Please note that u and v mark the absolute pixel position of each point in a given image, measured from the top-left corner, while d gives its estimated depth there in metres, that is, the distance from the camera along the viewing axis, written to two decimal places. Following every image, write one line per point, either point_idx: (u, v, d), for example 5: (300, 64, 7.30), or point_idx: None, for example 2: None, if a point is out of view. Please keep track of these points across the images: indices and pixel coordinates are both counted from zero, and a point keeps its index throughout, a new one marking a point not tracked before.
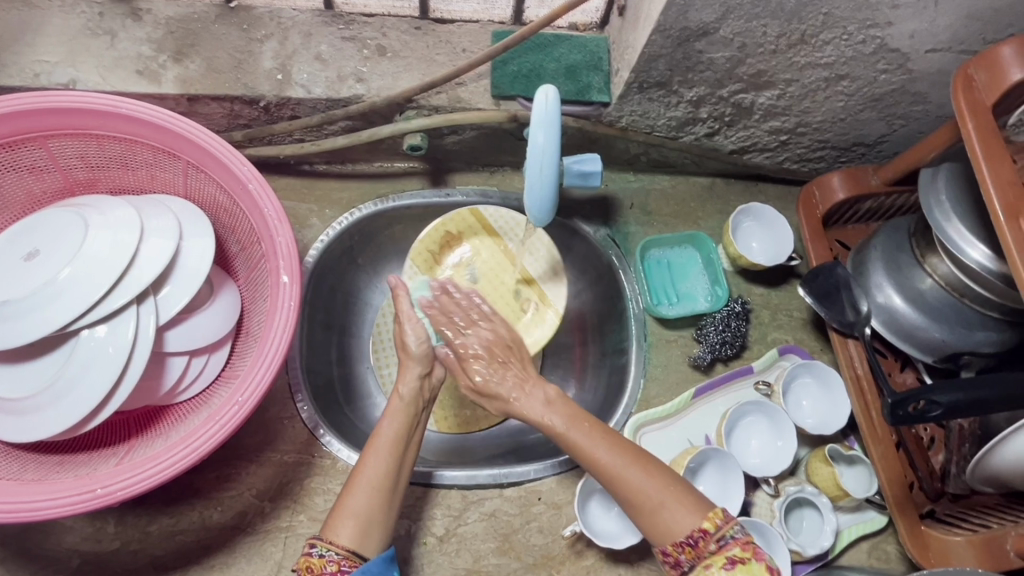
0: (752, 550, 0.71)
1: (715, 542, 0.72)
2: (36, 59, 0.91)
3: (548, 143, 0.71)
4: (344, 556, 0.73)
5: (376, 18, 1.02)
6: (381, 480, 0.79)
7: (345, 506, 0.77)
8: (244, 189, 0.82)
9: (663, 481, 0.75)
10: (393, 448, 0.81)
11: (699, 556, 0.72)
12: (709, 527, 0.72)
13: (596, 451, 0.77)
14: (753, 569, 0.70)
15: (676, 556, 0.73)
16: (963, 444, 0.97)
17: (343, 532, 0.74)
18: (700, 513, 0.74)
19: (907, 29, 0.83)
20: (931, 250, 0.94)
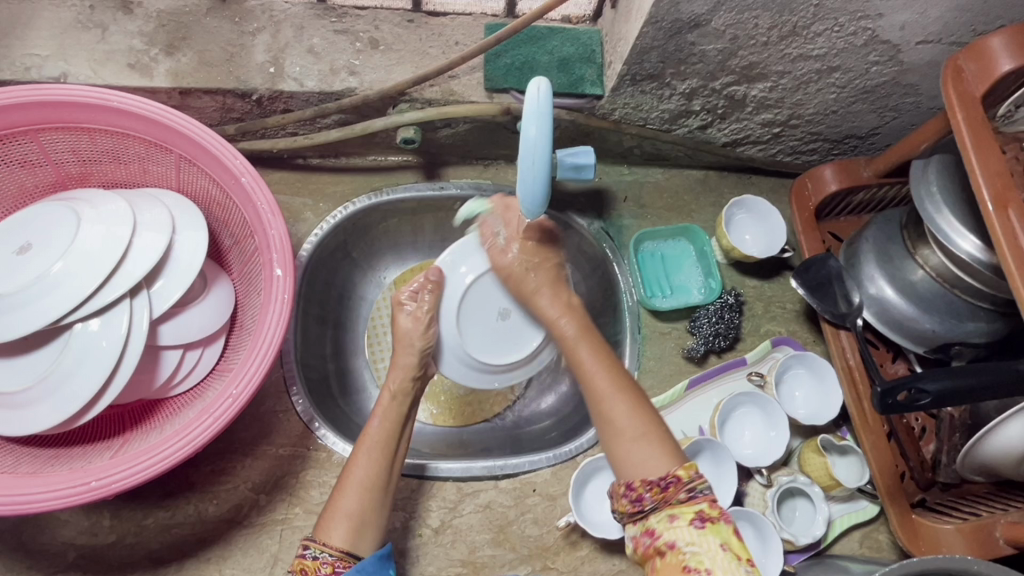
0: (720, 509, 0.68)
1: (686, 492, 0.68)
2: (26, 53, 0.91)
3: (539, 135, 0.72)
4: (338, 557, 0.75)
5: (368, 11, 1.02)
6: (369, 478, 0.81)
7: (337, 507, 0.79)
8: (237, 183, 0.82)
9: (643, 415, 0.77)
10: (382, 447, 0.84)
11: (666, 501, 0.68)
12: (682, 476, 0.69)
13: (595, 378, 0.81)
14: (722, 530, 0.66)
15: (639, 492, 0.70)
16: (952, 434, 0.97)
17: (337, 532, 0.77)
18: (671, 457, 0.72)
19: (899, 20, 0.83)
20: (922, 240, 0.95)
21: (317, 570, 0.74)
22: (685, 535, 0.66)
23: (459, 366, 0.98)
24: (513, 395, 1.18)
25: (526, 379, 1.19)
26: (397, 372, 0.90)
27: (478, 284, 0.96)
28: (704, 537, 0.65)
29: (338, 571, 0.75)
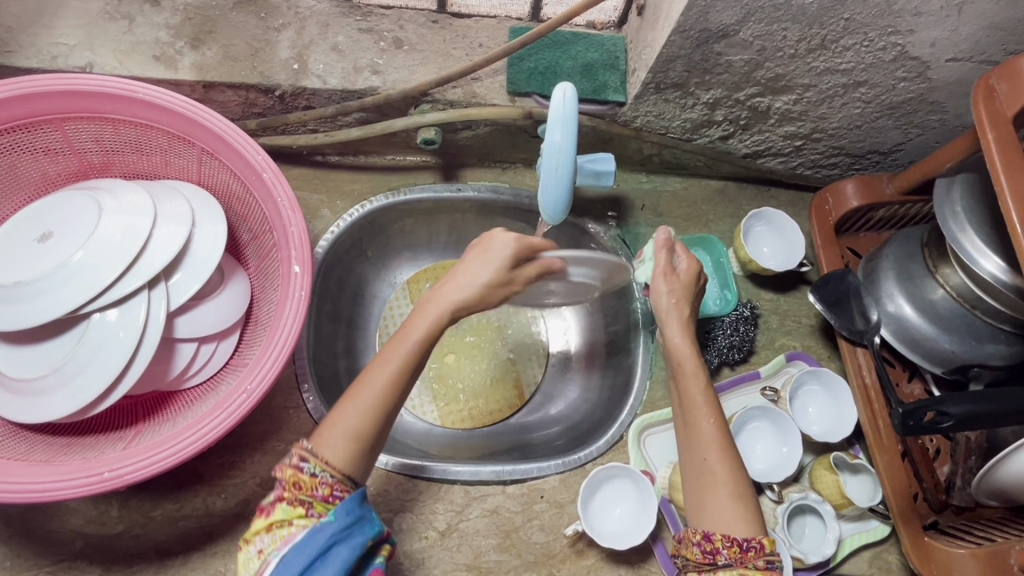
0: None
1: (765, 560, 0.68)
2: (53, 42, 0.91)
3: (565, 141, 0.72)
4: (336, 480, 0.65)
5: (394, 10, 1.02)
6: (382, 399, 0.68)
7: (340, 416, 0.68)
8: (258, 178, 0.82)
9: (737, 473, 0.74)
10: (408, 367, 0.70)
11: (742, 560, 0.68)
12: (766, 545, 0.68)
13: (704, 422, 0.77)
14: None
15: (716, 545, 0.69)
16: (968, 457, 0.95)
17: (332, 445, 0.66)
18: (756, 527, 0.70)
19: (929, 37, 0.82)
20: (943, 260, 0.93)
21: (313, 490, 0.64)
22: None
23: None
24: (522, 400, 1.17)
25: (536, 385, 1.19)
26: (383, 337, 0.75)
27: None
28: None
29: (336, 496, 0.65)
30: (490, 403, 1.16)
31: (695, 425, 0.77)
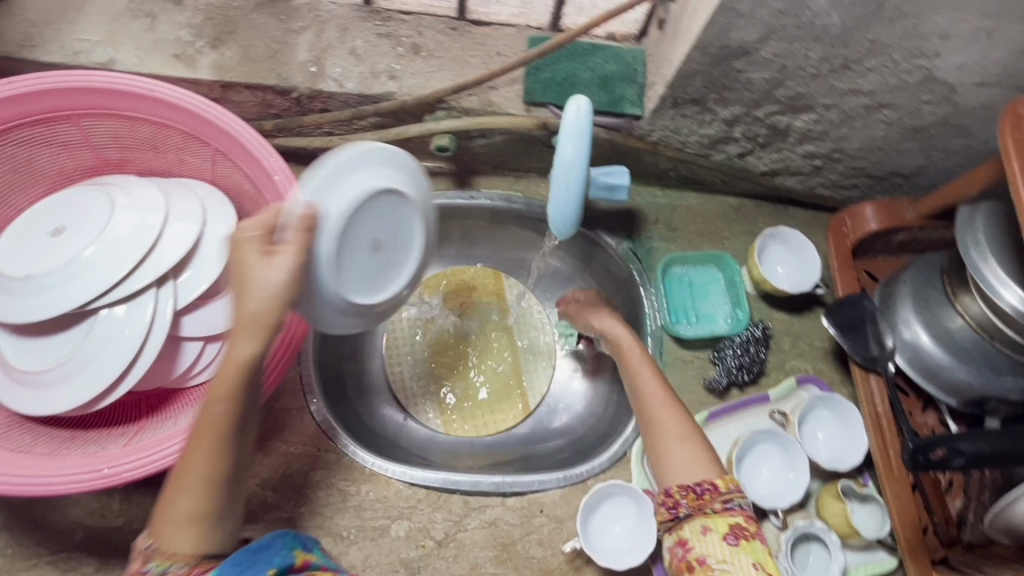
0: (754, 525, 0.73)
1: (722, 502, 0.74)
2: (76, 37, 0.92)
3: (577, 153, 0.71)
4: (194, 565, 0.62)
5: (413, 16, 1.02)
6: (210, 477, 0.61)
7: (173, 506, 0.61)
8: (269, 180, 0.82)
9: (685, 424, 0.83)
10: (222, 437, 0.61)
11: (700, 508, 0.74)
12: (719, 486, 0.75)
13: (647, 381, 0.88)
14: (756, 550, 0.71)
15: (675, 499, 0.75)
16: (981, 492, 0.93)
17: (177, 539, 0.61)
18: (712, 469, 0.78)
19: (956, 61, 0.80)
20: (963, 288, 0.91)
21: None
22: (717, 551, 0.71)
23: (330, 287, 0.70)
24: (527, 411, 1.16)
25: (540, 395, 1.18)
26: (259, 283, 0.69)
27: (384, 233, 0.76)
28: (735, 555, 0.70)
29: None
30: (494, 414, 1.15)
31: (638, 388, 0.87)
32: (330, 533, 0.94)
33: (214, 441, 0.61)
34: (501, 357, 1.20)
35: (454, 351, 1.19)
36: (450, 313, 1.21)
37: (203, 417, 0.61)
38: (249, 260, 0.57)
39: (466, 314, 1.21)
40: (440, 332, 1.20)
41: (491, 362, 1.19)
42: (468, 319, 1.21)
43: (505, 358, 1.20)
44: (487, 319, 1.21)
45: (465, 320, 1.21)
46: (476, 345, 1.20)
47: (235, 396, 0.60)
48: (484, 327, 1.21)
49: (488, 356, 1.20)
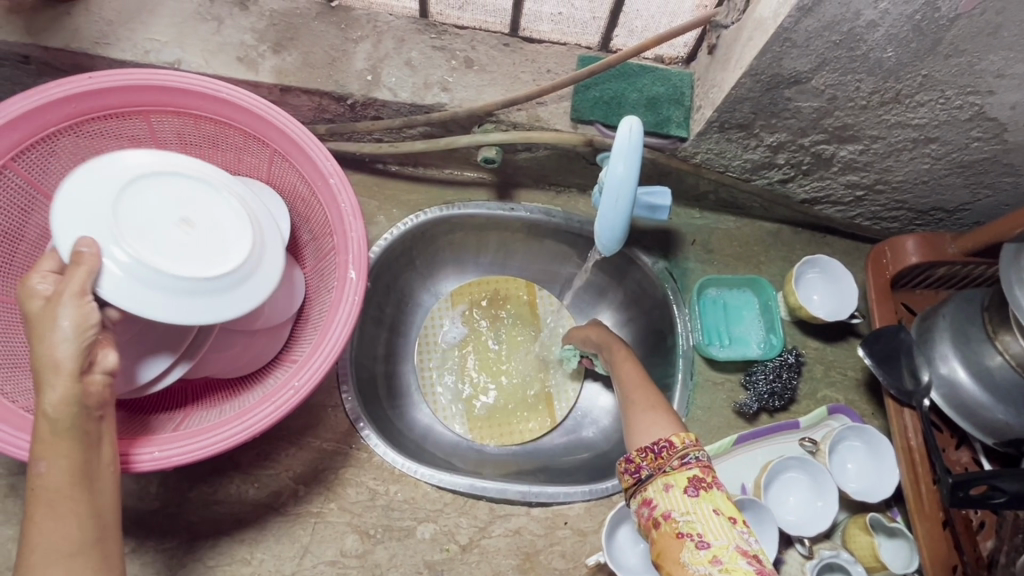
0: (712, 474, 0.66)
1: (680, 458, 0.67)
2: (147, 37, 0.97)
3: (627, 173, 0.72)
4: None
5: (467, 30, 1.04)
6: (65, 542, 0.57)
7: (33, 548, 0.56)
8: (325, 183, 0.85)
9: (654, 397, 0.80)
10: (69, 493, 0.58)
11: (660, 468, 0.67)
12: (675, 442, 0.68)
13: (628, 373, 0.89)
14: (716, 497, 0.64)
15: (636, 463, 0.69)
16: (1014, 534, 0.91)
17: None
18: (673, 427, 0.72)
19: (1009, 100, 0.80)
20: (1004, 326, 0.90)
21: None
22: (679, 504, 0.65)
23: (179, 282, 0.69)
24: (552, 423, 1.17)
25: (568, 408, 1.19)
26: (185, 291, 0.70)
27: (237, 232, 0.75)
28: (697, 505, 0.64)
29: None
30: (521, 422, 1.17)
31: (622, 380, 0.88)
32: (357, 531, 0.96)
33: (65, 503, 0.58)
34: (528, 366, 1.22)
35: (482, 358, 1.22)
36: (480, 321, 1.23)
37: (35, 487, 0.58)
38: (33, 311, 0.62)
39: (497, 322, 1.24)
40: (471, 339, 1.22)
41: (518, 370, 1.22)
42: (498, 327, 1.23)
43: (532, 366, 1.22)
44: (516, 328, 1.24)
45: (495, 328, 1.23)
46: (504, 353, 1.22)
47: (82, 440, 0.61)
48: (514, 335, 1.24)
49: (515, 365, 1.22)
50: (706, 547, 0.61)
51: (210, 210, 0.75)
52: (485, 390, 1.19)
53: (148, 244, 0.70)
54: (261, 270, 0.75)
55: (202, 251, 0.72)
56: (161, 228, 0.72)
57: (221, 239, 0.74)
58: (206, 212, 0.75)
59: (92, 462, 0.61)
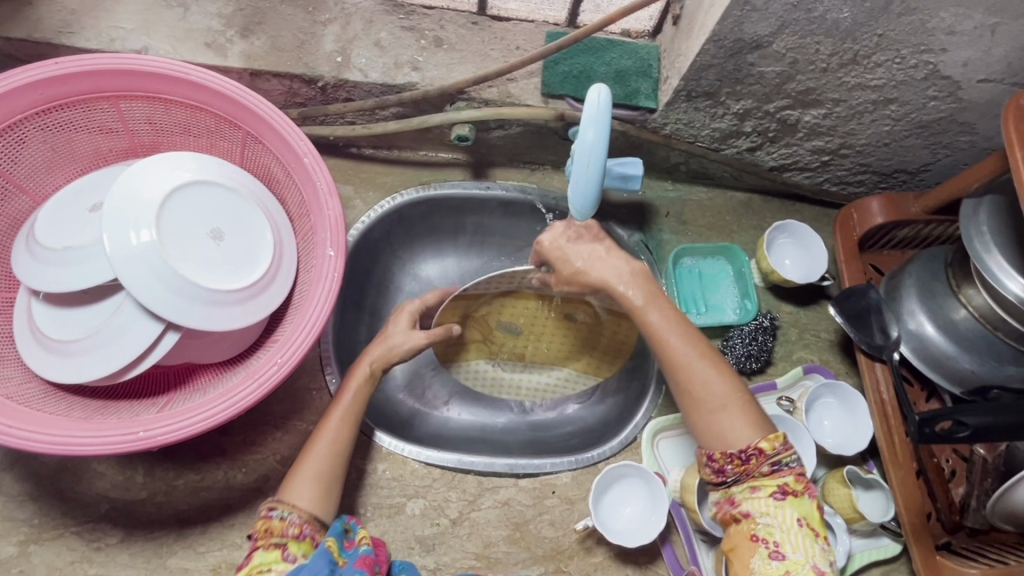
0: (804, 483, 0.72)
1: (770, 465, 0.72)
2: (112, 25, 0.96)
3: (596, 141, 0.73)
4: (302, 523, 0.75)
5: (435, 10, 1.05)
6: None
7: None
8: (299, 163, 0.85)
9: (730, 384, 0.75)
10: None
11: (748, 472, 0.73)
12: (766, 450, 0.72)
13: (674, 344, 0.76)
14: (801, 505, 0.71)
15: (721, 464, 0.74)
16: (984, 479, 0.95)
17: (301, 489, 0.78)
18: (757, 427, 0.74)
19: (961, 57, 0.83)
20: (967, 280, 0.94)
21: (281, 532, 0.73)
22: (761, 505, 0.72)
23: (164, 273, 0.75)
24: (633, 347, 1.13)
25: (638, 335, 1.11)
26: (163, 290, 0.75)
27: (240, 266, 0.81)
28: (780, 509, 0.71)
29: (305, 534, 0.75)
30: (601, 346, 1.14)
31: (668, 347, 0.76)
32: (347, 510, 0.97)
33: None
34: (550, 315, 1.11)
35: (525, 354, 1.15)
36: (481, 336, 1.13)
37: None
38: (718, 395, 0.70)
39: (492, 319, 1.10)
40: (493, 352, 1.15)
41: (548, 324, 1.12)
42: (497, 324, 1.11)
43: (556, 313, 1.10)
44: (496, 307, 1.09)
45: (493, 326, 1.12)
46: (521, 337, 1.13)
47: None
48: (509, 319, 1.10)
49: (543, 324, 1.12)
50: (780, 556, 0.69)
51: (248, 240, 0.83)
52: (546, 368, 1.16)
53: (175, 242, 0.78)
54: (250, 307, 0.81)
55: (214, 265, 0.80)
56: (197, 236, 0.80)
57: (235, 267, 0.81)
58: (246, 245, 0.83)
59: None
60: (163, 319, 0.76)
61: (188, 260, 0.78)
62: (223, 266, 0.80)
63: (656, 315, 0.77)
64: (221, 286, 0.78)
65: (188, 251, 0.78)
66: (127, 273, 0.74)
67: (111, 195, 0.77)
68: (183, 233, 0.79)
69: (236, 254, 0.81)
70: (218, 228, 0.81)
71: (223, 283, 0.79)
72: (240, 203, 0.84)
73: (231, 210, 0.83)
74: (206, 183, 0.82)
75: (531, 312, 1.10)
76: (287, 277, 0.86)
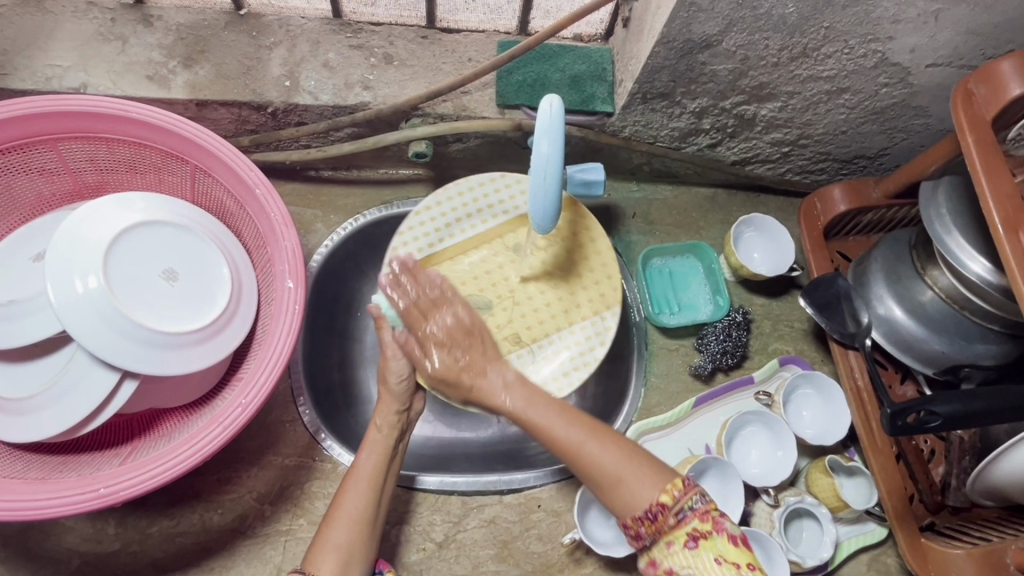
0: (710, 519, 0.70)
1: (674, 516, 0.71)
2: (48, 63, 0.93)
3: (552, 151, 0.71)
4: None
5: (383, 26, 1.03)
6: (360, 512, 0.80)
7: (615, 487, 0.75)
8: (252, 195, 0.82)
9: (621, 456, 0.76)
10: (372, 482, 0.83)
11: (660, 530, 0.72)
12: (667, 501, 0.71)
13: (556, 432, 0.78)
14: (715, 543, 0.69)
15: (636, 529, 0.74)
16: (963, 457, 0.97)
17: (326, 566, 0.76)
18: (658, 475, 0.74)
19: (909, 44, 0.84)
20: (931, 262, 0.94)
21: None
22: (680, 558, 0.69)
23: (112, 319, 0.72)
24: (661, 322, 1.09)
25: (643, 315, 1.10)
26: (111, 335, 0.72)
27: (197, 308, 0.79)
28: (698, 557, 0.68)
29: None
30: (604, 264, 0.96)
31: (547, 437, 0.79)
32: None
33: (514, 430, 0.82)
34: (511, 247, 0.97)
35: (526, 334, 0.92)
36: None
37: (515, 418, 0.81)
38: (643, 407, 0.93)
39: None
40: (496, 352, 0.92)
41: (508, 258, 0.96)
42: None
43: (516, 240, 0.97)
44: (455, 278, 0.94)
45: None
46: (499, 309, 0.94)
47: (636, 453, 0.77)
48: (471, 291, 0.93)
49: (507, 261, 0.96)
50: None
51: (206, 280, 0.81)
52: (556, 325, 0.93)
53: (127, 287, 0.75)
54: (207, 350, 0.78)
55: (169, 308, 0.77)
56: (149, 280, 0.78)
57: (190, 309, 0.78)
58: (202, 284, 0.80)
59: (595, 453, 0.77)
60: (120, 368, 0.73)
61: (139, 306, 0.75)
62: (177, 308, 0.78)
63: (538, 412, 0.80)
64: (178, 328, 0.76)
65: (139, 295, 0.76)
66: (79, 326, 0.71)
67: (55, 241, 0.74)
68: (134, 278, 0.77)
69: (190, 297, 0.79)
70: (175, 270, 0.79)
71: (179, 326, 0.76)
72: (196, 242, 0.81)
73: (188, 252, 0.81)
74: (160, 223, 0.79)
75: (488, 262, 0.96)
76: (247, 313, 0.84)
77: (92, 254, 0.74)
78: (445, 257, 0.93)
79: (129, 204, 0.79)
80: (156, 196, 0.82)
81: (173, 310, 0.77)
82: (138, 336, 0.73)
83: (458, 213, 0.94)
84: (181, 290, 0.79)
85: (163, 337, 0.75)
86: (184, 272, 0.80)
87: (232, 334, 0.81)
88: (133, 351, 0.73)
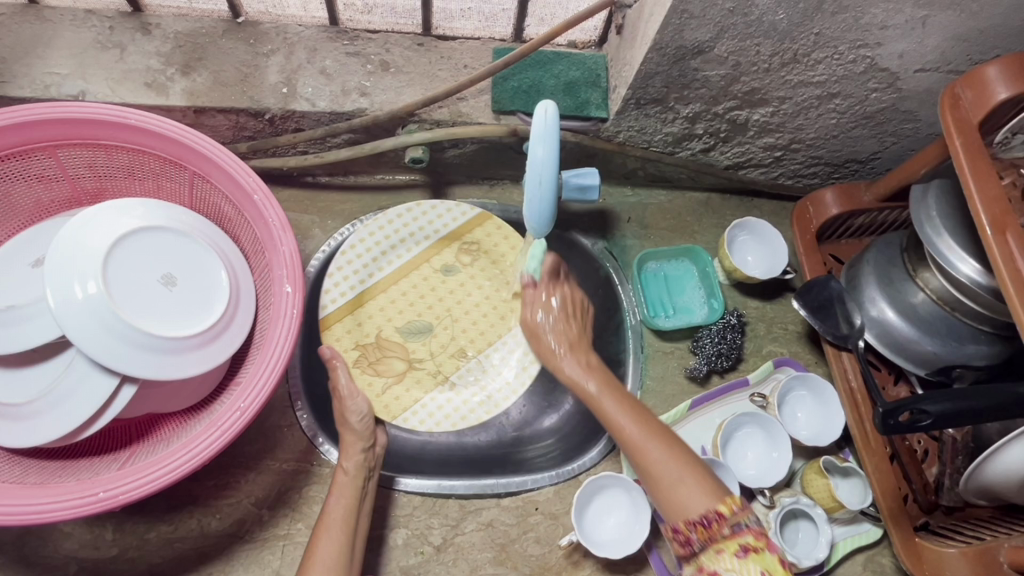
0: (764, 540, 0.74)
1: (730, 526, 0.74)
2: (47, 72, 0.93)
3: (547, 155, 0.72)
4: None
5: (380, 34, 1.04)
6: (333, 555, 0.80)
7: (671, 494, 0.78)
8: (249, 200, 0.83)
9: (683, 462, 0.80)
10: (344, 526, 0.83)
11: (711, 538, 0.75)
12: (724, 512, 0.75)
13: (624, 429, 0.82)
14: (766, 559, 0.72)
15: (687, 534, 0.76)
16: (954, 457, 0.96)
17: None
18: (715, 492, 0.77)
19: (897, 49, 0.85)
20: (922, 264, 0.95)
21: None
22: (729, 565, 0.73)
23: (110, 324, 0.73)
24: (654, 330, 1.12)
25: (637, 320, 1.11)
26: (109, 340, 0.73)
27: (194, 313, 0.79)
28: (746, 566, 0.72)
29: None
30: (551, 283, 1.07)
31: (616, 426, 0.83)
32: None
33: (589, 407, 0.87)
34: (439, 268, 1.07)
35: (470, 348, 1.05)
36: (407, 362, 1.02)
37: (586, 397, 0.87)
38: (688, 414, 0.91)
39: (388, 331, 1.02)
40: (442, 373, 1.03)
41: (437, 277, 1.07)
42: (399, 337, 1.03)
43: (443, 262, 1.07)
44: (389, 308, 1.03)
45: (398, 340, 1.03)
46: (440, 329, 1.05)
47: (687, 458, 0.81)
48: (407, 318, 1.04)
49: (437, 282, 1.06)
50: None
51: (203, 285, 0.81)
52: (494, 335, 1.06)
53: (125, 292, 0.76)
54: (203, 355, 0.78)
55: (167, 313, 0.78)
56: (148, 285, 0.78)
57: (189, 314, 0.79)
58: (200, 289, 0.81)
59: (654, 451, 0.81)
60: (118, 372, 0.73)
61: (138, 312, 0.76)
62: (175, 312, 0.78)
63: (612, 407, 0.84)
64: (176, 332, 0.76)
65: (138, 301, 0.76)
66: (78, 330, 0.72)
67: (55, 248, 0.75)
68: (132, 282, 0.77)
69: (188, 302, 0.79)
70: (174, 274, 0.80)
71: (176, 331, 0.77)
72: (195, 248, 0.82)
73: (187, 258, 0.81)
74: (159, 229, 0.80)
75: (418, 287, 1.06)
76: (246, 317, 0.84)
77: (90, 260, 0.75)
78: (377, 290, 1.04)
79: (128, 210, 0.80)
80: (155, 202, 0.82)
81: (171, 315, 0.78)
82: (135, 341, 0.74)
83: (391, 240, 1.05)
84: (180, 296, 0.79)
85: (160, 343, 0.75)
86: (182, 277, 0.80)
87: (229, 339, 0.81)
88: (131, 356, 0.73)
